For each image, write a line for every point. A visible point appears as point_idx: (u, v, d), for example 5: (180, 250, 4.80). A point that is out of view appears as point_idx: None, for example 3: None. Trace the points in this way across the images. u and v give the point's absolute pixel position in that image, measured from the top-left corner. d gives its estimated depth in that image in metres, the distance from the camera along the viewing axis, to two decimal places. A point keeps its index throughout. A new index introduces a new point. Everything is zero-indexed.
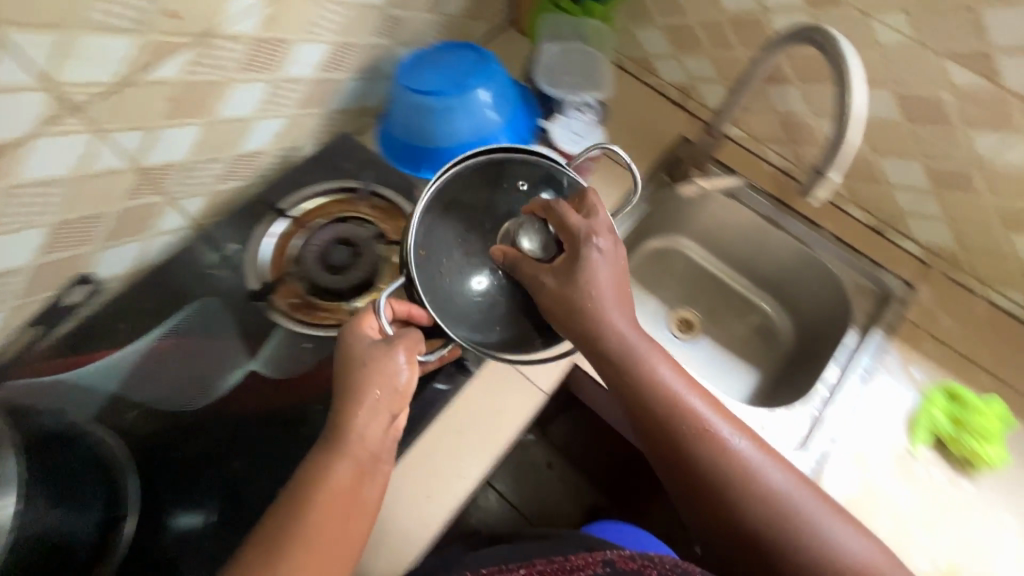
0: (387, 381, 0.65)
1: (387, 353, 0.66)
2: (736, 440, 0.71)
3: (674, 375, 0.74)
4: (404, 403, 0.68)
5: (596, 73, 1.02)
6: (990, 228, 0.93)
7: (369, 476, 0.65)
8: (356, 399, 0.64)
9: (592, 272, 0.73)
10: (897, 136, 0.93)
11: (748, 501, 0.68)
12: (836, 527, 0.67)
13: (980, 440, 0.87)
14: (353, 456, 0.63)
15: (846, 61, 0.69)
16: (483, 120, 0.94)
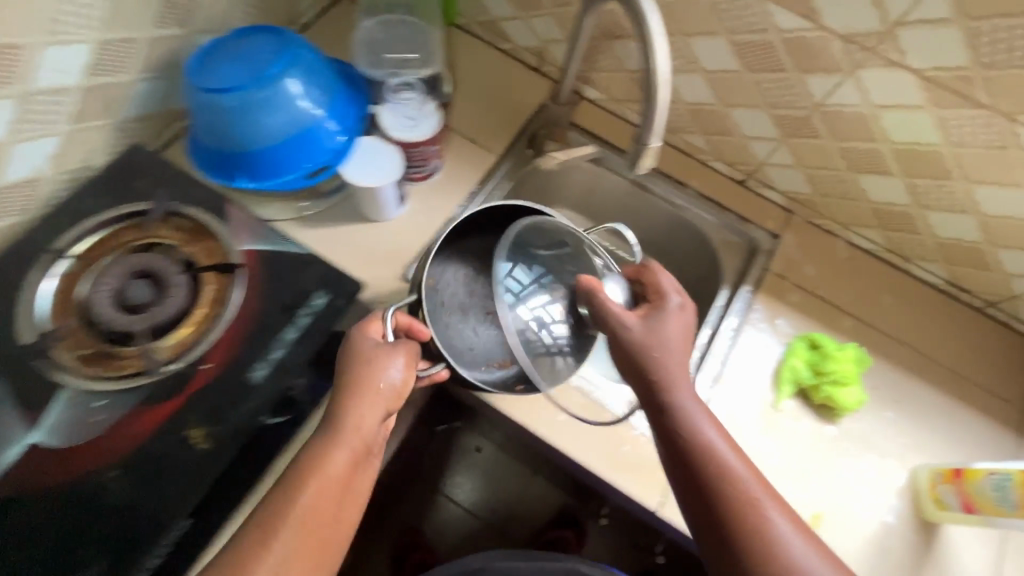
0: (382, 380, 0.69)
1: (388, 353, 0.70)
2: (761, 495, 0.64)
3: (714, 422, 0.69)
4: (399, 402, 0.72)
5: (422, 44, 0.92)
6: (838, 172, 0.92)
7: (364, 466, 0.68)
8: (359, 394, 0.68)
9: (659, 335, 0.72)
10: (740, 86, 0.89)
11: (764, 567, 0.61)
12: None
13: (835, 386, 0.87)
14: (353, 446, 0.66)
15: (645, 16, 0.63)
16: (295, 113, 0.83)
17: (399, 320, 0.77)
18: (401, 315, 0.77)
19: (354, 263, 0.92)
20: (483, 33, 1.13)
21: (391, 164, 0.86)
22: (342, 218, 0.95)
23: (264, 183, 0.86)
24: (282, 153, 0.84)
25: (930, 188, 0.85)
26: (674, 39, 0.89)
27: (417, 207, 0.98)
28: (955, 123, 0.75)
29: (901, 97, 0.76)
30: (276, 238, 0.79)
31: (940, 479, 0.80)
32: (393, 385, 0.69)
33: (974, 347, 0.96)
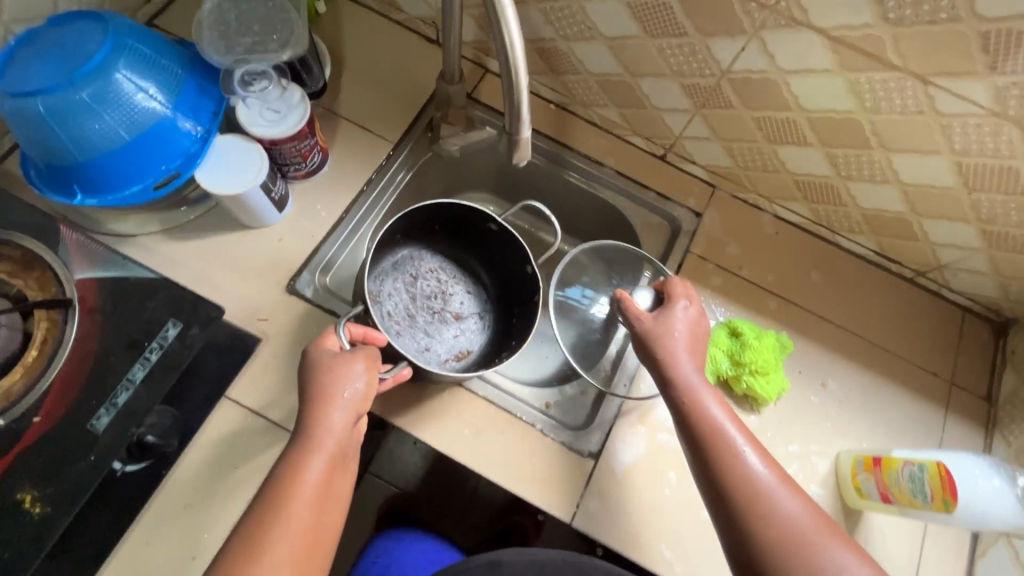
0: (345, 387, 0.68)
1: (348, 362, 0.69)
2: (754, 462, 0.64)
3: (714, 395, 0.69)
4: (366, 406, 0.69)
5: (280, 21, 0.78)
6: (755, 144, 0.84)
7: (344, 471, 0.66)
8: (326, 402, 0.67)
9: (671, 325, 0.74)
10: (644, 53, 0.79)
11: (762, 531, 0.61)
12: (842, 557, 0.60)
13: (755, 376, 0.82)
14: (328, 454, 0.65)
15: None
16: (136, 111, 0.72)
17: (353, 332, 0.75)
18: (354, 326, 0.76)
19: (232, 277, 0.83)
20: (372, 2, 1.01)
21: (253, 167, 0.76)
22: (216, 227, 0.85)
23: (107, 197, 0.74)
24: (125, 159, 0.73)
25: (850, 157, 0.78)
26: (567, 2, 0.79)
27: (303, 208, 0.89)
28: (867, 87, 0.67)
29: (808, 61, 0.68)
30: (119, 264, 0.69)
31: (861, 467, 0.76)
32: (358, 390, 0.68)
33: (903, 321, 0.92)
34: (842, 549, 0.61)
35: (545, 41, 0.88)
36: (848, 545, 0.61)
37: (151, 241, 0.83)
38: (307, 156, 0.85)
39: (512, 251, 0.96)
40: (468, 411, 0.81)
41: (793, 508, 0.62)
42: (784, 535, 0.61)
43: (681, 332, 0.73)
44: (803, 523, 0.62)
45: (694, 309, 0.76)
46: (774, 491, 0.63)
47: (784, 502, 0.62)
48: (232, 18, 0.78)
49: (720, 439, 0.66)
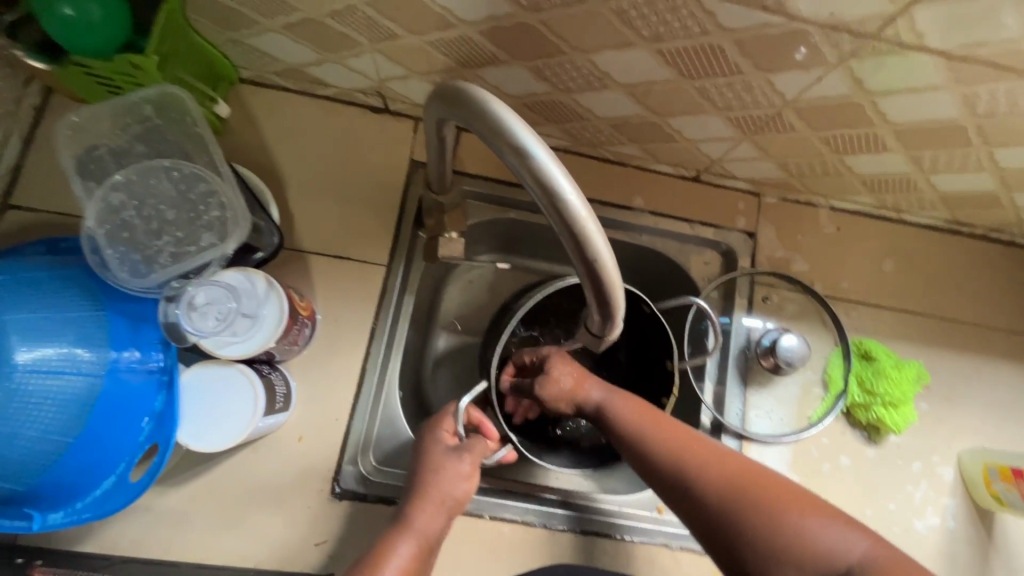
0: (447, 482, 0.59)
1: (454, 458, 0.60)
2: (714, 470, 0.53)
3: (637, 412, 0.60)
4: (465, 502, 0.61)
5: (203, 200, 0.58)
6: (818, 156, 0.70)
7: (424, 572, 0.56)
8: (426, 496, 0.59)
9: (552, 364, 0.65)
10: (678, 94, 0.62)
11: (663, 465, 0.55)
12: (825, 526, 0.47)
13: (888, 408, 0.76)
14: (416, 541, 0.56)
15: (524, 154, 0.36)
16: (66, 391, 0.52)
17: (469, 415, 0.67)
18: (471, 410, 0.67)
19: (263, 505, 0.68)
20: (288, 82, 0.76)
21: (245, 395, 0.59)
22: (218, 454, 0.68)
23: (75, 505, 0.55)
24: (79, 455, 0.53)
25: (940, 156, 0.65)
26: (568, 57, 0.59)
27: (311, 386, 0.72)
28: (985, 97, 0.53)
29: (913, 81, 0.53)
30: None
31: (997, 476, 0.73)
32: (457, 487, 0.59)
33: (984, 286, 0.85)
34: (812, 515, 0.48)
35: (537, 95, 0.68)
36: (820, 511, 0.48)
37: (147, 499, 0.66)
38: (297, 339, 0.67)
39: (641, 342, 0.71)
40: (583, 552, 0.73)
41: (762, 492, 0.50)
42: (733, 512, 0.50)
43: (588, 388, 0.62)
44: (740, 483, 0.51)
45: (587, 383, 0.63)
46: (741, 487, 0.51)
47: (727, 478, 0.52)
48: (133, 215, 0.57)
49: (652, 448, 0.56)
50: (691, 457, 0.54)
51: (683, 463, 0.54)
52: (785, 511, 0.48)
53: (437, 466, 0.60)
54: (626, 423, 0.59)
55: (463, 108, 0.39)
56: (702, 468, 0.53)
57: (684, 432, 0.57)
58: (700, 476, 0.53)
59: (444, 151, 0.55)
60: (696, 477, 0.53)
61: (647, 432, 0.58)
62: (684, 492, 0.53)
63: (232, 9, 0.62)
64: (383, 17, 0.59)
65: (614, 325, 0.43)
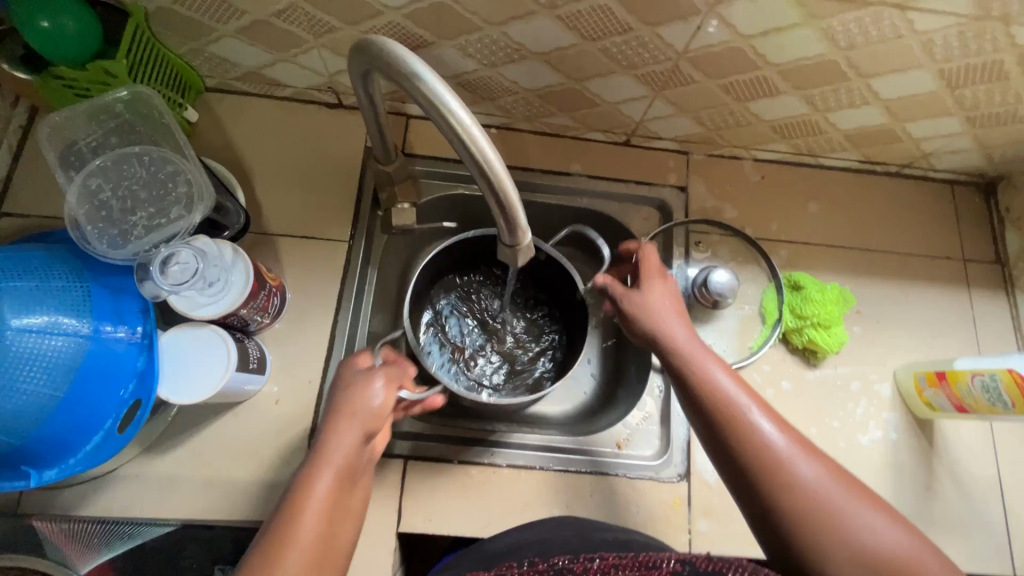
0: (362, 401, 0.58)
1: (367, 378, 0.60)
2: (804, 467, 0.51)
3: (736, 385, 0.57)
4: (386, 419, 0.60)
5: (171, 179, 0.67)
6: (725, 106, 0.78)
7: (348, 493, 0.55)
8: (337, 416, 0.57)
9: (649, 300, 0.66)
10: (587, 58, 0.70)
11: (740, 446, 0.53)
12: (888, 530, 0.48)
13: (819, 329, 0.82)
14: (336, 473, 0.54)
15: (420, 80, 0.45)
16: (56, 352, 0.57)
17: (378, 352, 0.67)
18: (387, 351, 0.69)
19: (246, 465, 0.73)
20: (249, 86, 0.85)
21: (218, 351, 0.66)
22: (202, 421, 0.74)
23: (68, 461, 0.60)
24: (69, 415, 0.59)
25: (826, 93, 0.73)
26: (485, 32, 0.68)
27: (284, 355, 0.78)
28: (840, 29, 0.62)
29: (773, 20, 0.61)
30: None
31: (926, 383, 0.79)
32: (377, 407, 0.59)
33: (902, 218, 0.92)
34: (892, 529, 0.48)
35: (468, 73, 0.76)
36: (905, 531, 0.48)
37: (135, 467, 0.72)
38: (267, 310, 0.74)
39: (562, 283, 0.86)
40: (549, 489, 0.77)
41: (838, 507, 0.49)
42: (813, 511, 0.49)
43: (676, 316, 0.64)
44: (829, 486, 0.50)
45: (674, 281, 0.68)
46: (826, 486, 0.50)
47: (816, 476, 0.51)
48: (110, 197, 0.65)
49: (739, 431, 0.54)
50: (780, 457, 0.52)
51: (772, 450, 0.52)
52: (865, 525, 0.48)
53: (351, 386, 0.60)
54: (710, 385, 0.57)
55: (371, 53, 0.48)
56: (794, 462, 0.51)
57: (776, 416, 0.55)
58: (790, 469, 0.51)
59: (377, 116, 0.65)
60: (789, 472, 0.51)
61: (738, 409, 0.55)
62: (755, 473, 0.52)
63: (190, 18, 0.70)
64: (320, 11, 0.67)
65: (520, 229, 0.52)
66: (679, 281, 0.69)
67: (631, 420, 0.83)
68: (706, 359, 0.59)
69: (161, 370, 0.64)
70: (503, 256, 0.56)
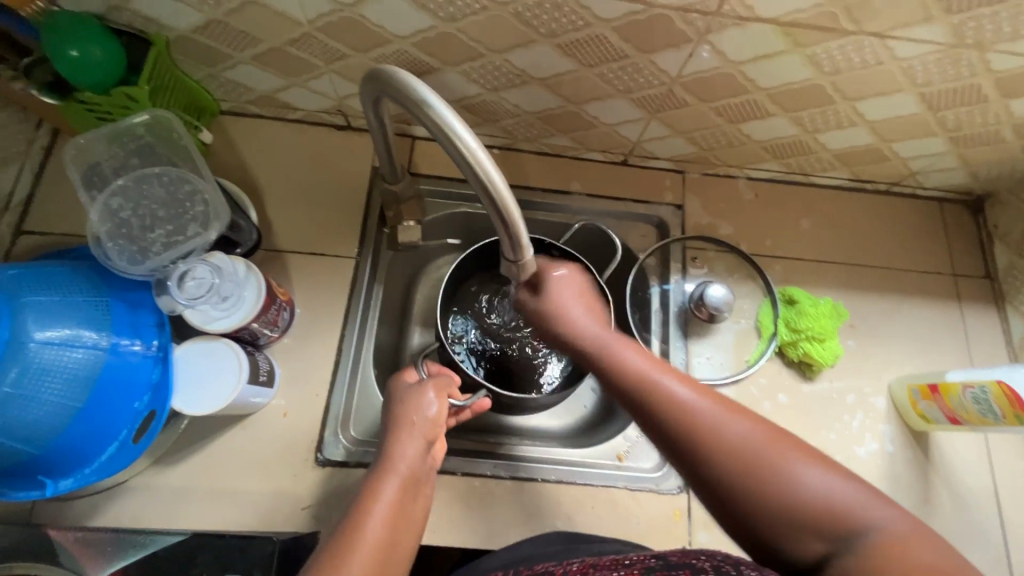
0: (418, 412, 0.64)
1: (420, 391, 0.66)
2: (733, 425, 0.47)
3: (647, 359, 0.54)
4: (438, 431, 0.65)
5: (189, 198, 0.70)
6: (717, 127, 0.81)
7: (415, 499, 0.58)
8: (399, 427, 0.63)
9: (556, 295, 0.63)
10: (585, 82, 0.74)
11: (665, 419, 0.49)
12: (807, 466, 0.44)
13: (813, 342, 0.84)
14: (400, 477, 0.58)
15: (428, 106, 0.48)
16: (75, 365, 0.59)
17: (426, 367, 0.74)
18: (432, 363, 0.76)
19: (254, 476, 0.75)
20: (261, 109, 0.88)
21: (230, 364, 0.68)
22: (212, 433, 0.76)
23: (82, 471, 0.62)
24: (85, 426, 0.61)
25: (815, 115, 0.76)
26: (488, 59, 0.71)
27: (292, 369, 0.80)
28: (825, 55, 0.65)
29: (762, 47, 0.65)
30: (137, 541, 0.65)
31: (920, 396, 0.80)
32: (431, 417, 0.64)
33: (892, 235, 0.95)
34: (811, 464, 0.44)
35: (471, 97, 0.79)
36: (818, 459, 0.45)
37: (146, 478, 0.73)
38: (276, 325, 0.76)
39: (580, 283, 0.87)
40: (551, 500, 0.78)
41: (770, 466, 0.45)
42: (742, 470, 0.45)
43: (581, 305, 0.63)
44: (754, 439, 0.46)
45: (568, 278, 0.66)
46: (760, 440, 0.46)
47: (742, 433, 0.46)
48: (130, 215, 0.69)
49: (662, 402, 0.50)
50: (708, 422, 0.48)
51: (695, 413, 0.48)
52: (789, 466, 0.44)
53: (407, 400, 0.66)
54: (626, 363, 0.54)
55: (381, 81, 0.52)
56: (719, 423, 0.47)
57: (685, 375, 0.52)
58: (716, 431, 0.47)
59: (386, 137, 0.68)
60: (713, 433, 0.47)
61: (655, 381, 0.52)
62: (685, 449, 0.48)
63: (208, 46, 0.74)
64: (332, 39, 0.71)
65: (522, 246, 0.54)
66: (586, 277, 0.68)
67: (631, 433, 0.85)
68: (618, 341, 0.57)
69: (176, 380, 0.66)
70: (507, 271, 0.59)
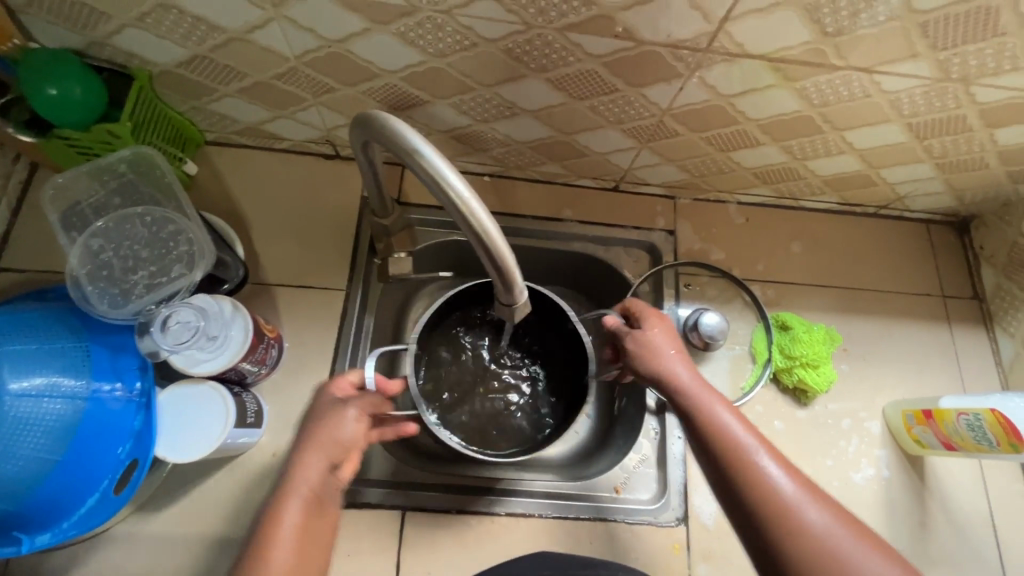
0: (332, 430, 0.57)
1: (342, 404, 0.59)
2: (811, 510, 0.51)
3: (740, 427, 0.56)
4: (356, 451, 0.58)
5: (172, 237, 0.69)
6: (708, 156, 0.82)
7: (321, 522, 0.54)
8: (308, 444, 0.56)
9: (647, 340, 0.65)
10: (577, 114, 0.73)
11: (750, 496, 0.52)
12: (882, 568, 0.49)
13: (807, 368, 0.84)
14: (301, 504, 0.54)
15: (421, 157, 0.47)
16: (54, 414, 0.58)
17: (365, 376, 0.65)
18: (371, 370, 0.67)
19: (242, 520, 0.72)
20: (248, 140, 0.87)
21: (216, 407, 0.66)
22: (197, 475, 0.73)
23: (61, 525, 0.59)
24: (63, 477, 0.58)
25: (804, 144, 0.77)
26: (477, 92, 0.71)
27: (281, 406, 0.78)
28: (813, 89, 0.66)
29: (752, 81, 0.65)
30: None
31: (914, 421, 0.80)
32: (347, 436, 0.57)
33: (882, 257, 0.95)
34: (888, 564, 0.49)
35: (462, 128, 0.79)
36: (892, 559, 0.50)
37: (128, 526, 0.71)
38: (264, 363, 0.74)
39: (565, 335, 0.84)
40: (548, 536, 0.77)
41: (850, 563, 0.49)
42: (822, 556, 0.49)
43: (676, 355, 0.63)
44: (836, 532, 0.50)
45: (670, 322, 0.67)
46: (837, 534, 0.50)
47: (822, 522, 0.50)
48: (112, 256, 0.67)
49: (754, 481, 0.52)
50: (795, 507, 0.51)
51: (780, 495, 0.52)
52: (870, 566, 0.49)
53: (325, 414, 0.58)
54: (716, 429, 0.56)
55: (371, 125, 0.51)
56: (800, 508, 0.51)
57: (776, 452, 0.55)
58: (801, 518, 0.50)
59: (376, 173, 0.67)
60: (796, 516, 0.51)
61: (745, 454, 0.54)
62: (765, 523, 0.51)
63: (192, 80, 0.72)
64: (320, 73, 0.70)
65: (516, 290, 0.54)
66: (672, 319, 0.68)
67: (629, 464, 0.83)
68: (709, 400, 0.59)
69: (160, 426, 0.64)
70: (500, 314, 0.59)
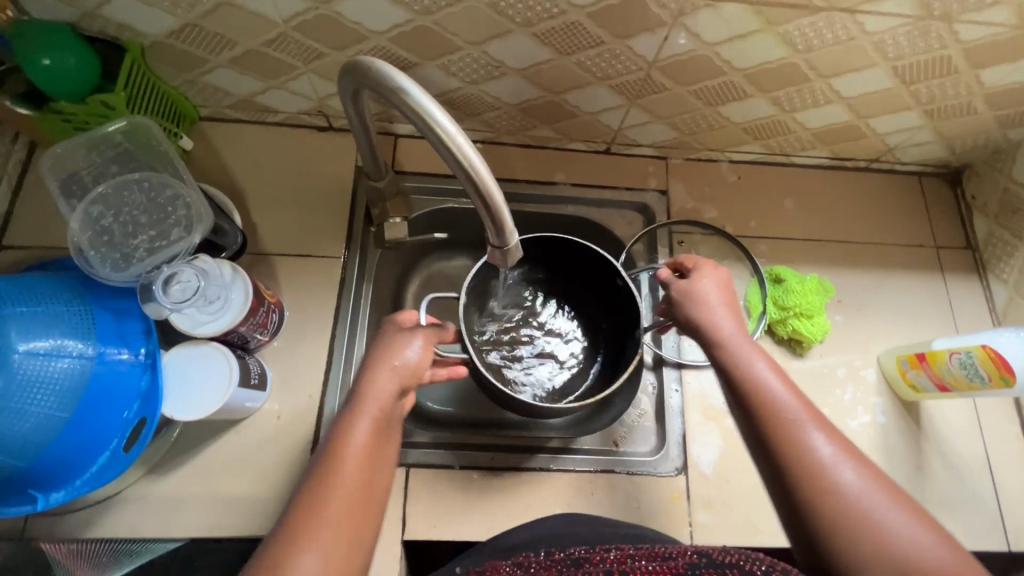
0: (400, 353, 0.60)
1: (408, 333, 0.62)
2: (845, 470, 0.49)
3: (782, 382, 0.56)
4: (420, 378, 0.61)
5: (170, 202, 0.71)
6: (697, 111, 0.82)
7: (386, 441, 0.56)
8: (378, 364, 0.59)
9: (697, 292, 0.66)
10: (564, 71, 0.74)
11: (781, 447, 0.52)
12: (909, 524, 0.46)
13: (801, 319, 0.85)
14: (373, 418, 0.56)
15: (408, 95, 0.49)
16: (63, 376, 0.59)
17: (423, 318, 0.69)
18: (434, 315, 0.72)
19: (250, 480, 0.74)
20: (241, 113, 0.88)
21: (220, 366, 0.67)
22: (205, 439, 0.75)
23: (74, 483, 0.61)
24: (74, 436, 0.60)
25: (792, 94, 0.77)
26: (464, 51, 0.72)
27: (284, 371, 0.80)
28: (797, 33, 0.66)
29: (736, 27, 0.65)
30: None
31: (908, 365, 0.81)
32: (409, 360, 0.60)
33: (875, 211, 0.96)
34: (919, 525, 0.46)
35: (452, 91, 0.79)
36: (926, 523, 0.47)
37: (139, 488, 0.72)
38: (266, 328, 0.76)
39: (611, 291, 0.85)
40: (550, 489, 0.78)
41: (879, 525, 0.46)
42: (852, 512, 0.47)
43: (725, 309, 0.64)
44: (866, 491, 0.48)
45: (723, 276, 0.68)
46: (868, 493, 0.48)
47: (855, 480, 0.49)
48: (112, 222, 0.69)
49: (789, 438, 0.52)
50: (830, 464, 0.50)
51: (815, 451, 0.51)
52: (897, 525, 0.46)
53: (389, 343, 0.62)
54: (756, 384, 0.56)
55: (358, 71, 0.52)
56: (833, 464, 0.50)
57: (816, 413, 0.54)
58: (834, 475, 0.49)
59: (367, 133, 0.68)
60: (826, 472, 0.50)
61: (783, 408, 0.54)
62: (796, 475, 0.50)
63: (183, 51, 0.73)
64: (309, 38, 0.71)
65: (506, 232, 0.54)
66: (728, 273, 0.69)
67: (628, 419, 0.85)
68: (749, 351, 0.59)
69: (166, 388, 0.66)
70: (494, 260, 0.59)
